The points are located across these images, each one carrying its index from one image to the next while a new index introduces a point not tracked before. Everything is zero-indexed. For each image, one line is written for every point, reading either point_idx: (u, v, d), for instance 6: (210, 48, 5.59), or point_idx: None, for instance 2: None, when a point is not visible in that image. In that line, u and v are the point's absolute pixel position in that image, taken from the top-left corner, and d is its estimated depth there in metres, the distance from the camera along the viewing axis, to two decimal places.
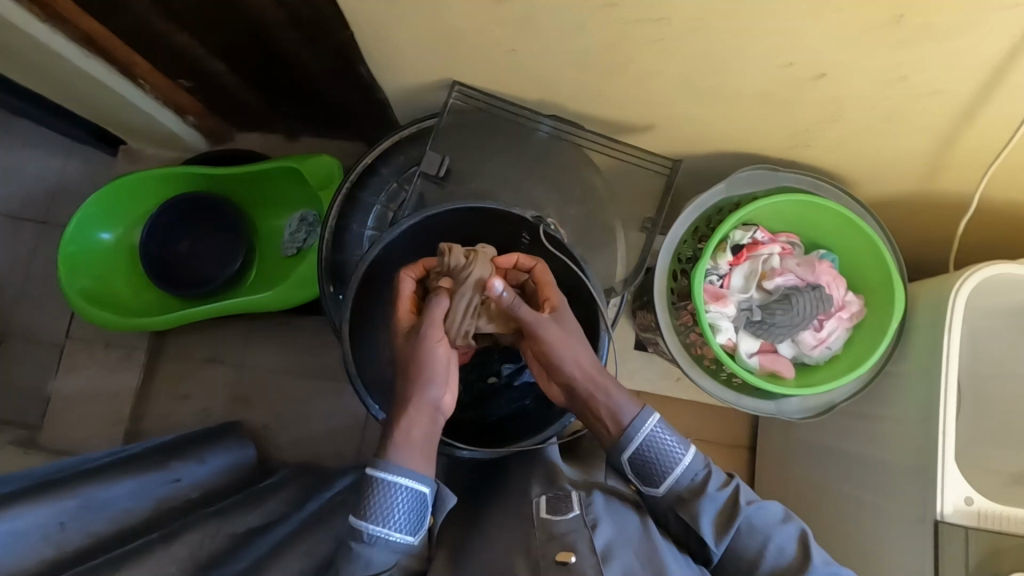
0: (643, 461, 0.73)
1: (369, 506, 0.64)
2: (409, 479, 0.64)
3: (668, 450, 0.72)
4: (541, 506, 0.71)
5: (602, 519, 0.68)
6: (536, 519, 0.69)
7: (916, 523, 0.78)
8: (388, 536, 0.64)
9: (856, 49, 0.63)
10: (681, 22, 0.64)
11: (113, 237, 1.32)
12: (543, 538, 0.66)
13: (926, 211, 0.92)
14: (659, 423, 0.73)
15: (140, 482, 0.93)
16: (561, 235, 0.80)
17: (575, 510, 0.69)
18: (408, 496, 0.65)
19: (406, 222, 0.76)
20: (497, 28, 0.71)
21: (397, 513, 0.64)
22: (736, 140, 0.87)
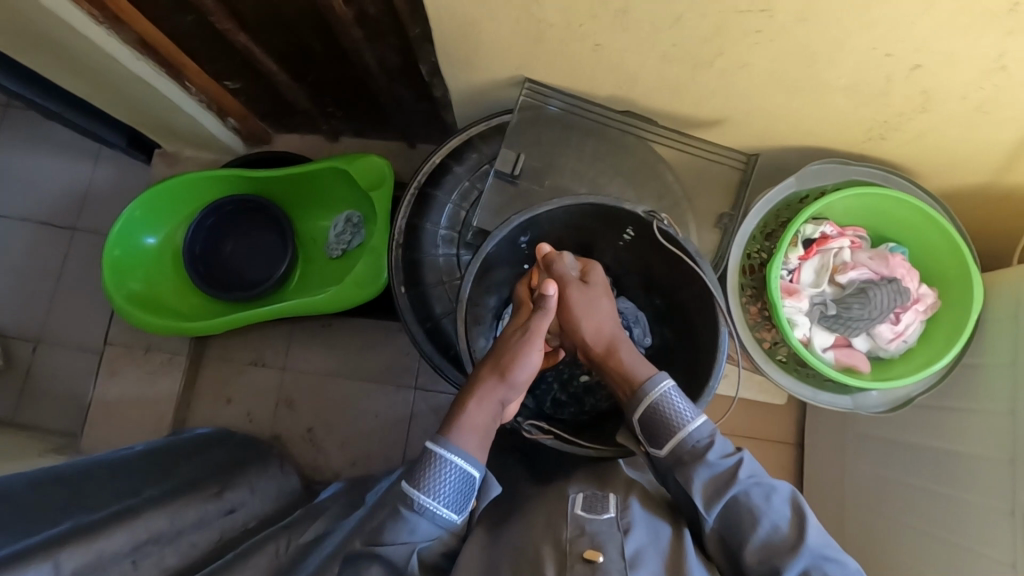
0: (649, 417, 0.73)
1: (424, 475, 0.67)
2: (465, 462, 0.68)
3: (677, 410, 0.72)
4: (578, 502, 0.72)
5: (637, 523, 0.69)
6: (570, 514, 0.70)
7: (1005, 516, 0.78)
8: (436, 510, 0.67)
9: (960, 38, 0.63)
10: (782, 13, 0.63)
11: (157, 241, 1.31)
12: (573, 533, 0.67)
13: (996, 202, 0.92)
14: (672, 385, 0.73)
15: (201, 511, 0.95)
16: (675, 230, 0.77)
17: (610, 512, 0.70)
18: (459, 476, 0.68)
19: (516, 219, 0.74)
20: (587, 22, 0.71)
21: (447, 489, 0.67)
22: (810, 134, 0.87)
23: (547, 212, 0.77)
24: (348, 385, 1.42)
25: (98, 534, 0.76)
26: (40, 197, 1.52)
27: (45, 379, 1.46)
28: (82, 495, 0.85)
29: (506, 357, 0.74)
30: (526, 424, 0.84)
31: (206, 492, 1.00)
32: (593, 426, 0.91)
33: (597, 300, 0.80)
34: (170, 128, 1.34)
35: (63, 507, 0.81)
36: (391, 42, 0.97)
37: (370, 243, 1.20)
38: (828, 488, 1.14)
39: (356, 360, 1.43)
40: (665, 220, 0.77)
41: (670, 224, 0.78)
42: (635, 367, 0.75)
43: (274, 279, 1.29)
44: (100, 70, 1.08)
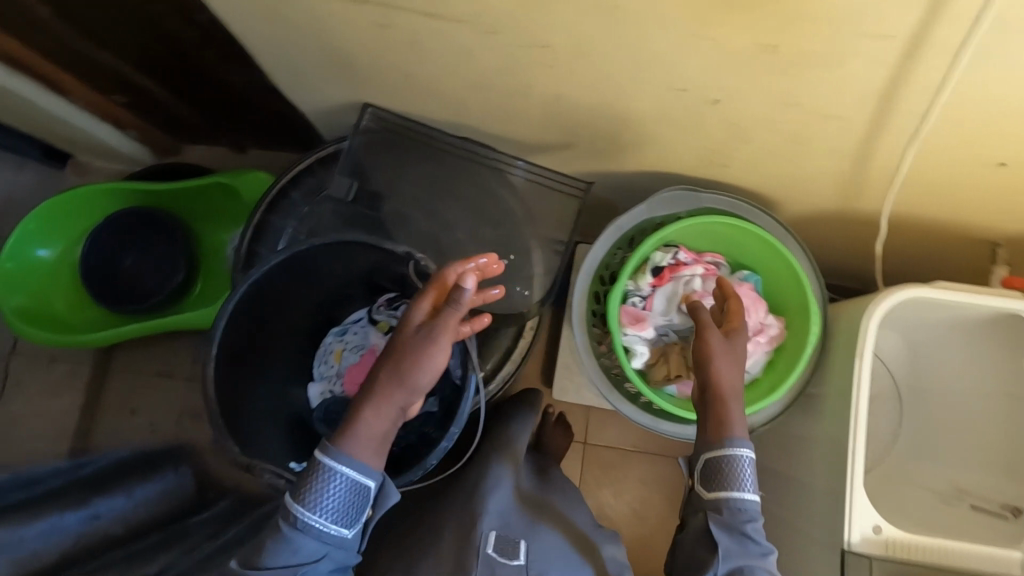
0: (715, 468, 0.66)
1: (308, 488, 0.64)
2: (356, 471, 0.64)
3: (739, 477, 0.65)
4: (490, 540, 0.72)
5: (545, 573, 0.71)
6: (479, 552, 0.70)
7: (827, 549, 0.78)
8: (320, 526, 0.63)
9: (742, 75, 0.62)
10: (566, 48, 0.62)
11: (50, 255, 1.30)
12: (482, 575, 0.68)
13: (852, 228, 0.91)
14: (753, 458, 0.65)
15: (54, 520, 0.89)
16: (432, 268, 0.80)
17: (519, 558, 0.71)
18: (345, 485, 0.64)
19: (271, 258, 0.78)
20: (390, 51, 0.70)
21: (332, 497, 0.64)
22: (653, 162, 0.86)
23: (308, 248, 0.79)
24: None
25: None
26: None
27: None
28: None
29: (404, 363, 0.64)
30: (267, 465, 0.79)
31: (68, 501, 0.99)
32: None
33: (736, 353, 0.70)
34: (68, 140, 1.33)
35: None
36: (248, 63, 0.97)
37: None
38: None
39: None
40: (424, 259, 0.80)
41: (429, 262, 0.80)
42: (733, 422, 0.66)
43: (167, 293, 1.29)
44: None
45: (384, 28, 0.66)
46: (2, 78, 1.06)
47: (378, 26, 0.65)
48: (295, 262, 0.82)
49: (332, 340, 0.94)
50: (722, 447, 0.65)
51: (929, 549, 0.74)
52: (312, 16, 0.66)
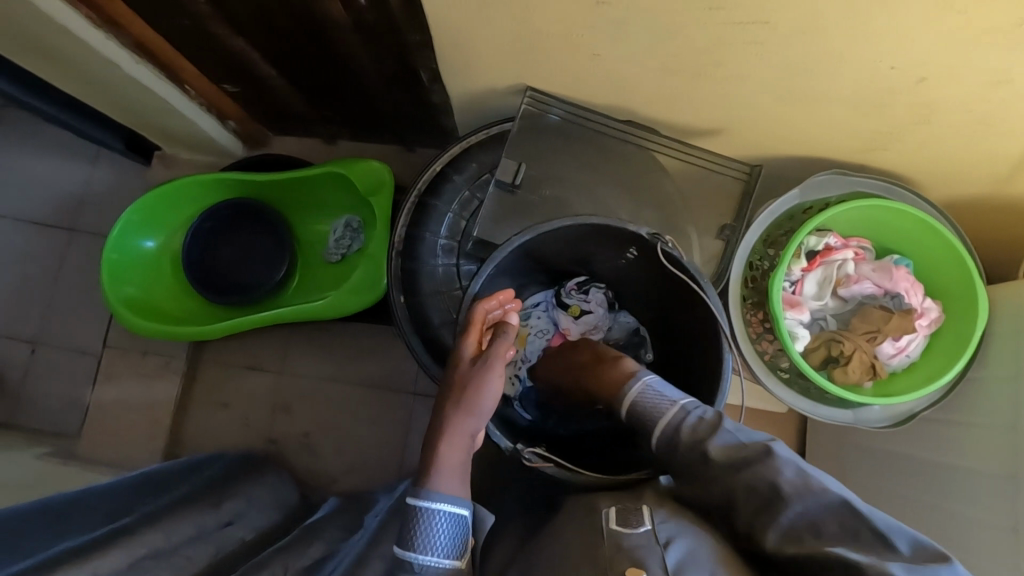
0: (713, 451, 0.65)
1: (412, 536, 0.61)
2: (453, 505, 0.62)
3: (740, 436, 0.63)
4: (610, 516, 0.58)
5: (679, 536, 0.55)
6: (602, 529, 0.56)
7: (1005, 535, 0.77)
8: (435, 566, 0.60)
9: (964, 51, 0.62)
10: (787, 25, 0.62)
11: (155, 245, 1.30)
12: (608, 551, 0.53)
13: (1000, 214, 0.91)
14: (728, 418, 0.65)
15: (196, 527, 0.92)
16: (679, 252, 0.75)
17: (646, 525, 0.56)
18: (450, 521, 0.62)
19: (519, 240, 0.73)
20: (586, 31, 0.70)
21: (442, 538, 0.61)
22: (813, 145, 0.86)
23: (549, 233, 0.75)
24: (345, 391, 1.41)
25: (91, 555, 0.74)
26: (37, 199, 1.51)
27: (41, 382, 1.45)
28: (72, 517, 0.85)
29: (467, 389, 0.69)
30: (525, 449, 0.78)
31: (201, 502, 0.98)
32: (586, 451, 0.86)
33: None
34: (170, 132, 1.33)
35: (54, 534, 0.79)
36: (389, 49, 0.96)
37: (370, 249, 1.20)
38: None
39: (353, 365, 1.42)
40: (671, 241, 0.75)
41: (673, 246, 0.75)
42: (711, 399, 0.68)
43: (271, 285, 1.28)
44: (100, 75, 1.07)
45: (594, 7, 0.65)
46: (129, 67, 1.05)
47: (590, 4, 0.65)
48: (524, 250, 0.78)
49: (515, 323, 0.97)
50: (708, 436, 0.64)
51: None
52: None
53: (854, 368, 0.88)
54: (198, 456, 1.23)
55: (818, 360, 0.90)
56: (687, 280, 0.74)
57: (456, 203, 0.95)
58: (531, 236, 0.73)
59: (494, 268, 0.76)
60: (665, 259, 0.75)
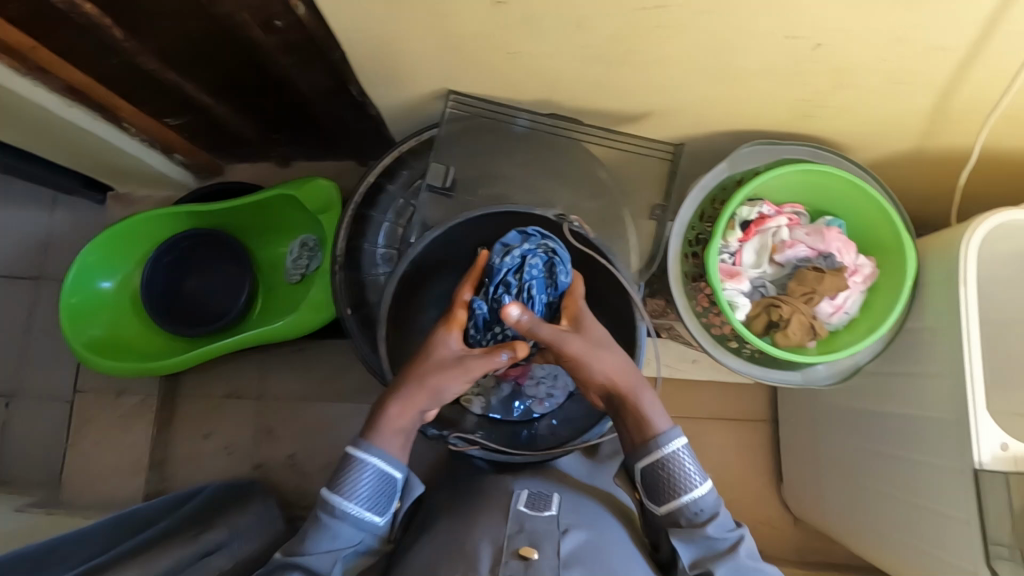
0: (655, 476, 0.71)
1: (343, 480, 0.69)
2: (385, 464, 0.70)
3: (684, 476, 0.70)
4: (521, 499, 0.70)
5: (576, 524, 0.68)
6: (511, 510, 0.68)
7: (957, 475, 0.80)
8: (357, 513, 0.69)
9: (852, 13, 0.64)
10: (681, 7, 0.65)
11: (114, 285, 1.30)
12: (513, 529, 0.65)
13: (924, 168, 0.95)
14: (685, 449, 0.70)
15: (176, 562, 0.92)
16: (587, 230, 0.79)
17: (551, 511, 0.69)
18: (377, 476, 0.70)
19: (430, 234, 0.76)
20: (495, 32, 0.72)
21: (364, 490, 0.69)
22: (735, 120, 0.88)
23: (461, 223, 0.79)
24: (324, 409, 1.42)
25: None
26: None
27: (21, 435, 1.45)
28: (49, 561, 0.85)
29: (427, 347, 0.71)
30: (451, 435, 0.80)
31: (182, 532, 0.98)
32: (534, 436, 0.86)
33: (599, 342, 0.72)
34: (116, 170, 1.33)
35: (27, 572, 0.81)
36: (321, 69, 0.97)
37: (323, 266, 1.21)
38: (801, 463, 1.17)
39: (328, 384, 1.43)
40: (576, 220, 0.79)
41: (581, 225, 0.80)
42: (650, 417, 0.71)
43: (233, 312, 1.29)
44: (35, 121, 1.07)
45: (497, 7, 0.67)
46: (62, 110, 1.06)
47: (492, 5, 0.67)
48: (449, 243, 0.82)
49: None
50: (654, 458, 0.71)
51: None
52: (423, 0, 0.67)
53: (795, 331, 0.89)
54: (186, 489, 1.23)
55: (760, 327, 0.91)
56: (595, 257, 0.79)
57: (392, 211, 0.97)
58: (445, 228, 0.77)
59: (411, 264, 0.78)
60: (574, 239, 0.79)
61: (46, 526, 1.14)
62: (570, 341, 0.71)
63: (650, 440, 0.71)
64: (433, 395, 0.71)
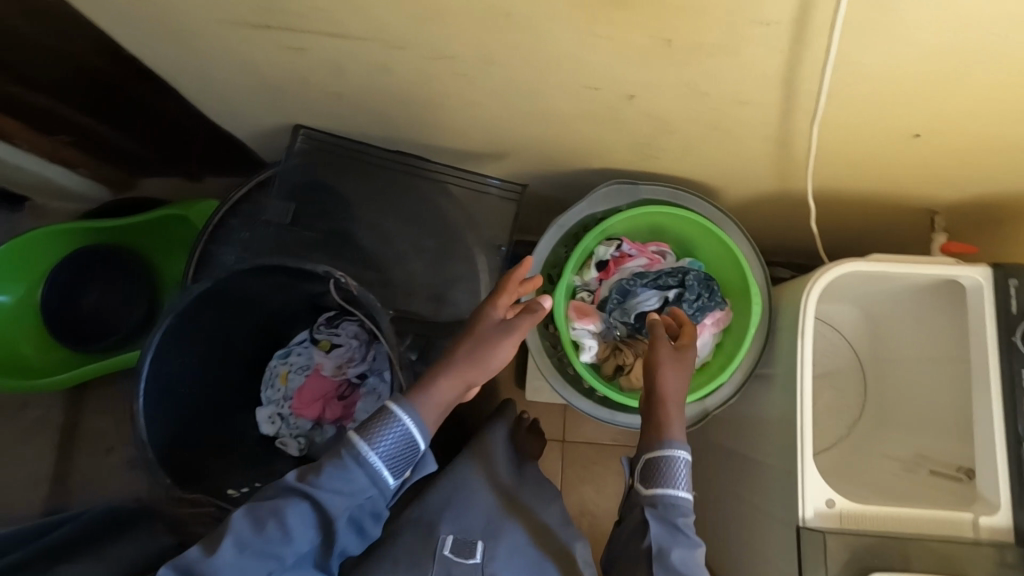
0: (652, 467, 0.66)
1: (373, 427, 0.62)
2: (415, 426, 0.63)
3: (676, 477, 0.65)
4: (447, 543, 0.72)
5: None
6: (435, 555, 0.71)
7: (785, 527, 0.79)
8: (375, 465, 0.61)
9: (646, 70, 0.63)
10: (472, 56, 0.64)
11: (10, 300, 1.29)
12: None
13: (788, 207, 0.93)
14: (690, 459, 0.66)
15: None
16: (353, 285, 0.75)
17: (475, 559, 0.71)
18: (406, 439, 0.62)
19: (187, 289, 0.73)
20: (307, 74, 0.71)
21: (340, 485, 0.59)
22: (586, 159, 0.87)
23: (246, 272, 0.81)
24: None
25: None
26: None
27: None
28: None
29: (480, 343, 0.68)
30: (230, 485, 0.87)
31: None
32: None
33: (682, 360, 0.72)
34: (18, 182, 1.33)
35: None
36: None
37: None
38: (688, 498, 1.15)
39: None
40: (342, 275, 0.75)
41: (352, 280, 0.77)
42: (671, 429, 0.67)
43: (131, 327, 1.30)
44: None
45: (296, 51, 0.66)
46: None
47: (290, 50, 0.66)
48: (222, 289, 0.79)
49: (277, 363, 0.98)
50: (658, 450, 0.66)
51: (881, 517, 0.76)
52: (223, 40, 0.67)
53: (637, 376, 0.86)
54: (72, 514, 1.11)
55: (608, 371, 0.88)
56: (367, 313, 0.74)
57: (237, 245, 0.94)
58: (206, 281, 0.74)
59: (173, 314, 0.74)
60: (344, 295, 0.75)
61: None
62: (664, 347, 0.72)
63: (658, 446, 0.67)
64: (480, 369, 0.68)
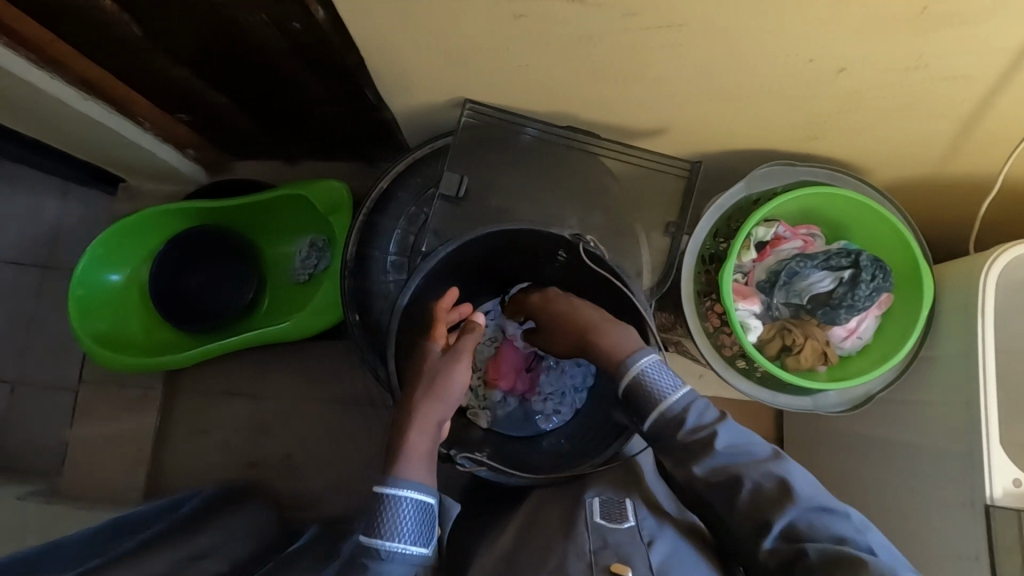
0: (636, 392, 0.71)
1: (382, 522, 0.62)
2: (421, 492, 0.65)
3: (657, 385, 0.70)
4: (596, 511, 0.67)
5: (659, 535, 0.64)
6: (589, 523, 0.65)
7: (964, 508, 0.78)
8: (403, 550, 0.62)
9: (877, 39, 0.63)
10: (700, 26, 0.63)
11: (122, 278, 1.30)
12: (596, 545, 0.62)
13: (942, 193, 0.92)
14: (657, 360, 0.71)
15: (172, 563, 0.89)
16: (601, 250, 0.75)
17: (630, 522, 0.65)
18: (417, 510, 0.64)
19: (443, 251, 0.73)
20: (510, 43, 0.71)
21: (409, 527, 0.63)
22: (752, 139, 0.86)
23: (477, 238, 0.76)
24: (323, 411, 1.37)
25: None
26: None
27: (19, 426, 1.41)
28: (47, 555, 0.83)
29: (436, 382, 0.73)
30: (460, 456, 0.76)
31: (174, 535, 0.94)
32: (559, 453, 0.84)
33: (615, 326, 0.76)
34: (127, 163, 1.31)
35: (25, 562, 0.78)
36: (332, 70, 0.95)
37: (332, 268, 1.20)
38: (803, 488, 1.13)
39: (328, 385, 1.38)
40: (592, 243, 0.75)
41: (597, 245, 0.76)
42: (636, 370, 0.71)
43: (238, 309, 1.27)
44: (47, 113, 1.05)
45: (514, 19, 0.66)
46: (79, 103, 1.03)
47: (509, 17, 0.66)
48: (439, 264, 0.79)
49: None
50: (629, 372, 0.71)
51: None
52: (437, 11, 0.66)
53: (806, 356, 0.89)
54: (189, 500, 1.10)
55: (772, 351, 0.91)
56: (610, 277, 0.74)
57: (403, 219, 0.96)
58: (458, 244, 0.74)
59: (422, 276, 0.75)
60: (588, 259, 0.75)
61: (43, 518, 1.12)
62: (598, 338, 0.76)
63: (629, 368, 0.71)
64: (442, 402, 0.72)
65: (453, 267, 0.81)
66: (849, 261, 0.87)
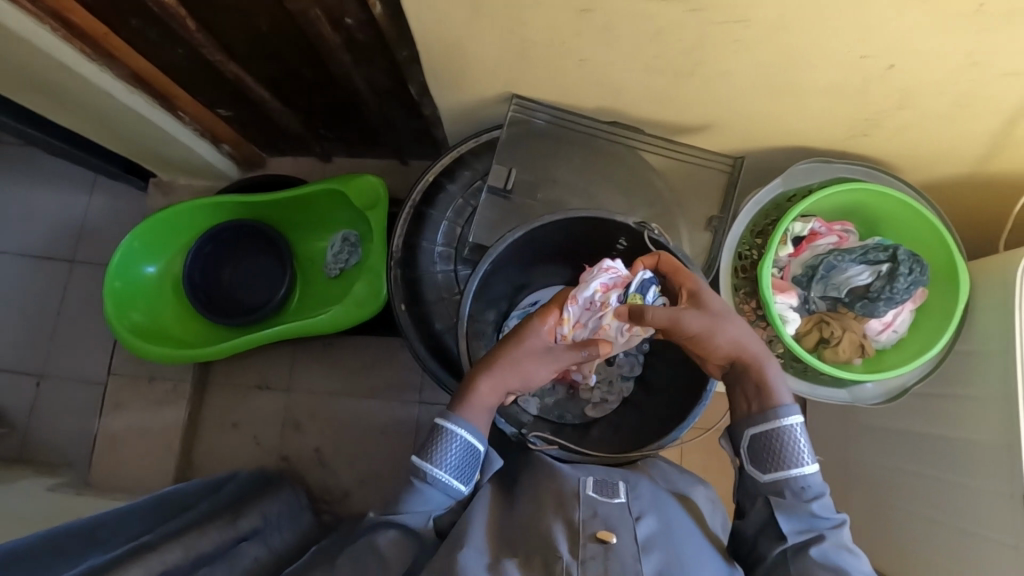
0: (764, 445, 0.68)
1: (434, 448, 0.68)
2: (472, 436, 0.69)
3: (794, 450, 0.67)
4: (588, 484, 0.71)
5: (648, 510, 0.68)
6: (581, 495, 0.69)
7: (1005, 499, 0.79)
8: (445, 480, 0.68)
9: (932, 36, 0.65)
10: (761, 22, 0.65)
11: (157, 271, 1.32)
12: (586, 513, 0.66)
13: (976, 194, 0.94)
14: (802, 425, 0.67)
15: (216, 547, 0.89)
16: (665, 238, 0.79)
17: (620, 497, 0.69)
18: (465, 449, 0.69)
19: (513, 236, 0.76)
20: (570, 38, 0.73)
21: (455, 460, 0.68)
22: (794, 136, 0.88)
23: (543, 227, 0.79)
24: (352, 405, 1.38)
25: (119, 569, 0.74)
26: (32, 233, 1.48)
27: (50, 416, 1.42)
28: (100, 531, 0.84)
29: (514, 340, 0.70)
30: (530, 435, 0.80)
31: (219, 518, 0.95)
32: (605, 438, 0.88)
33: (733, 320, 0.69)
34: (164, 158, 1.33)
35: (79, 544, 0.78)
36: (381, 66, 0.96)
37: (369, 262, 1.20)
38: (831, 484, 1.14)
39: (358, 379, 1.39)
40: (655, 228, 0.78)
41: (660, 232, 0.79)
42: (773, 389, 0.68)
43: (273, 302, 1.28)
44: (91, 105, 1.07)
45: (578, 15, 0.68)
46: (123, 96, 1.06)
47: (574, 12, 0.68)
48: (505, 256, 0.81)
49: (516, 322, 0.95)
50: (761, 414, 0.68)
51: None
52: (503, 5, 0.69)
53: (844, 348, 0.92)
54: (228, 482, 1.11)
55: (810, 343, 0.94)
56: (671, 264, 0.78)
57: (450, 210, 1.01)
58: (527, 230, 0.77)
59: (490, 264, 0.78)
60: (652, 246, 0.78)
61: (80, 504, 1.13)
62: (691, 319, 0.67)
63: (768, 403, 0.68)
64: (519, 378, 0.71)
65: (518, 257, 0.84)
66: (889, 256, 0.88)
